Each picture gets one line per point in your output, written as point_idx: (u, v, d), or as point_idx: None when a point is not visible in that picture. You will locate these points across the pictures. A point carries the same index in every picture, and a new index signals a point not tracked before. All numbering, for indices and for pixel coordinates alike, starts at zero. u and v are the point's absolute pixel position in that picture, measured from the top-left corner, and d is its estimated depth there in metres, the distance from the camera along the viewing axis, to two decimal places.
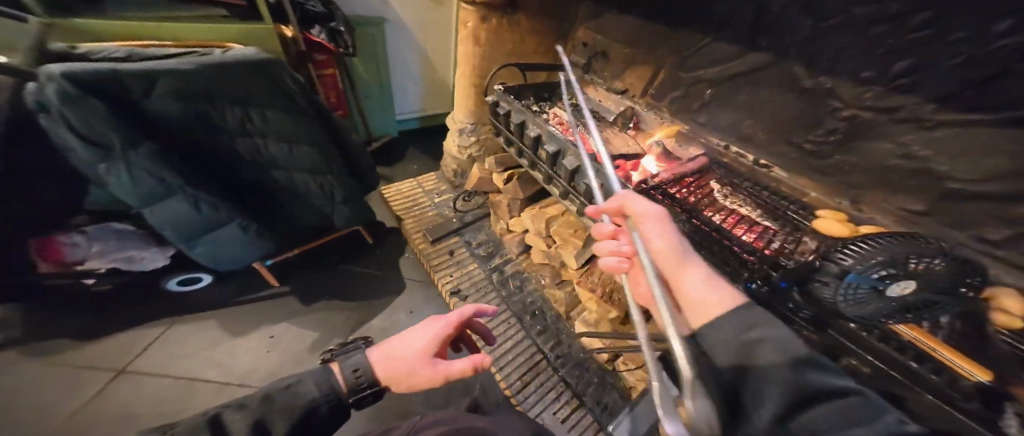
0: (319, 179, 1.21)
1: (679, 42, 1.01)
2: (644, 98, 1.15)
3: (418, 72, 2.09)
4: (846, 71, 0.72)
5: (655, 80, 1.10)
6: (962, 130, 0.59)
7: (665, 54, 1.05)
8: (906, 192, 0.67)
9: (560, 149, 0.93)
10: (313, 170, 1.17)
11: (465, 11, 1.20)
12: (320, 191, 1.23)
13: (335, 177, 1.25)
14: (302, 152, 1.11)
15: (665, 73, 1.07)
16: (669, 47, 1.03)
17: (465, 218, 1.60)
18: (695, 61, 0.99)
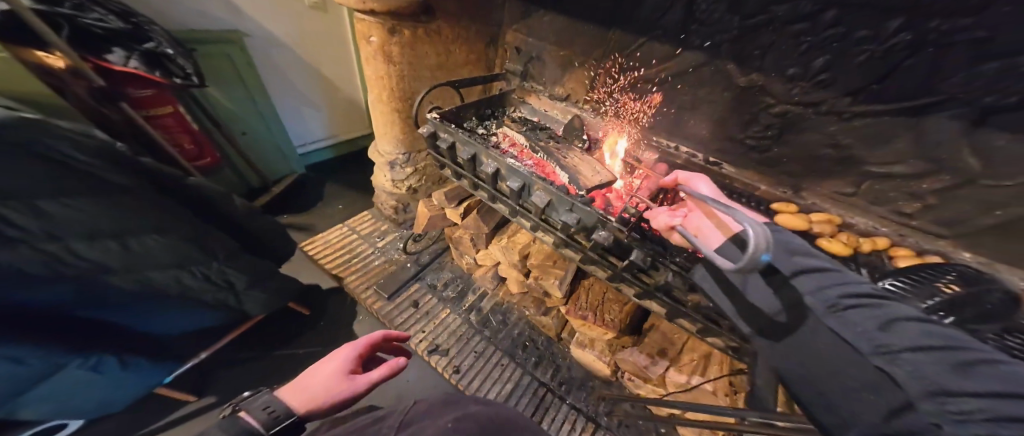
0: (201, 269, 0.83)
1: (613, 42, 0.95)
2: (587, 103, 1.09)
3: (312, 93, 1.74)
4: (773, 69, 0.75)
5: (596, 84, 1.05)
6: (879, 119, 0.67)
7: (602, 55, 0.99)
8: (834, 176, 0.77)
9: (524, 184, 0.80)
10: (184, 262, 0.78)
11: (366, 22, 0.97)
12: (206, 283, 0.86)
13: (226, 262, 0.90)
14: (158, 244, 0.72)
15: (606, 76, 1.02)
16: (604, 48, 0.98)
17: (421, 259, 1.40)
18: (632, 62, 0.96)
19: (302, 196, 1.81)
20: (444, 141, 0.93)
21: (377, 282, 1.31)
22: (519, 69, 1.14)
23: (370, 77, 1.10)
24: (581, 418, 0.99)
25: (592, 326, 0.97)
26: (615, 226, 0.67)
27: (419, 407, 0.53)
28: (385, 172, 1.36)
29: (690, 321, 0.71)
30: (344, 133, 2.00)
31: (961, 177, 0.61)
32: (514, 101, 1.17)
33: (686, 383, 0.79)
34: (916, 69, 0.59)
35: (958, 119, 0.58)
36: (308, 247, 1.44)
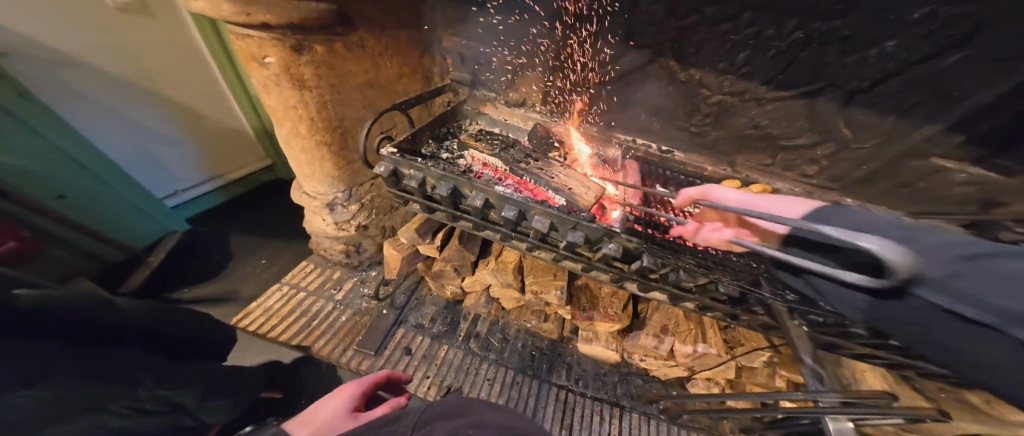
0: (129, 403, 0.58)
1: (561, 42, 0.92)
2: (545, 106, 1.08)
3: (161, 125, 1.26)
4: (707, 64, 0.81)
5: (550, 87, 1.03)
6: (785, 103, 0.80)
7: (552, 58, 0.96)
8: (758, 151, 0.93)
9: (520, 210, 0.77)
10: (82, 414, 0.51)
11: (248, 37, 0.71)
12: (143, 420, 0.60)
13: (161, 384, 0.65)
14: (52, 397, 0.46)
15: (559, 78, 1.00)
16: (555, 48, 0.94)
17: (395, 302, 1.24)
18: (583, 63, 0.94)
19: (197, 261, 1.36)
20: (411, 177, 0.80)
21: (356, 343, 1.12)
22: (468, 78, 1.06)
23: (277, 107, 0.84)
24: (605, 405, 1.08)
25: (599, 323, 1.05)
26: (624, 237, 0.71)
27: (436, 406, 0.50)
28: (323, 214, 1.11)
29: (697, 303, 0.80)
30: (229, 169, 1.53)
31: (839, 143, 0.82)
32: (469, 113, 1.11)
33: (693, 351, 0.96)
34: (807, 61, 0.71)
35: (835, 101, 0.75)
36: (243, 323, 1.13)
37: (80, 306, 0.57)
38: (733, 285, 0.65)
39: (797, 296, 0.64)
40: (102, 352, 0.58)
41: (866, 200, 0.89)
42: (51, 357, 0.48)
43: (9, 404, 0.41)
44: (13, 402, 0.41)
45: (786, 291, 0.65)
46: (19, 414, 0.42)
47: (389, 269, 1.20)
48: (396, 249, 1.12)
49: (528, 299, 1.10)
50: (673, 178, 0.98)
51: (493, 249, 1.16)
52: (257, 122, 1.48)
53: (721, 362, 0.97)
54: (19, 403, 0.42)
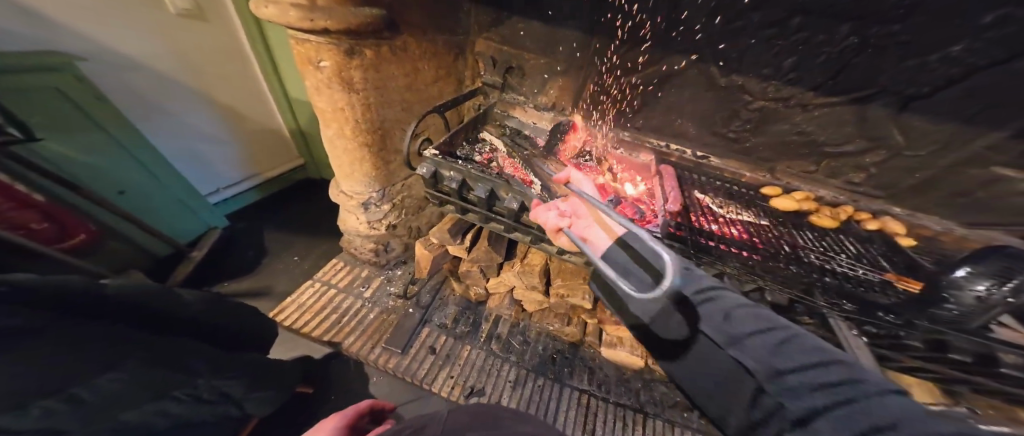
0: (189, 391, 0.61)
1: (598, 47, 0.92)
2: (575, 108, 1.08)
3: (209, 126, 1.33)
4: (750, 70, 0.80)
5: (582, 90, 1.03)
6: (834, 109, 0.77)
7: (586, 62, 0.96)
8: (800, 158, 0.89)
9: None
10: (156, 395, 0.54)
11: (306, 43, 0.75)
12: (198, 408, 0.63)
13: (216, 374, 0.68)
14: (129, 382, 0.49)
15: (592, 82, 1.00)
16: (590, 53, 0.94)
17: (420, 301, 1.26)
18: (619, 68, 0.94)
19: (235, 256, 1.42)
20: (450, 179, 0.82)
21: (382, 341, 1.14)
22: (500, 81, 1.08)
23: (326, 109, 0.88)
24: (629, 412, 1.06)
25: (625, 328, 1.04)
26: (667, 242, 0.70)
27: (458, 415, 0.51)
28: (357, 213, 1.15)
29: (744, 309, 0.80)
30: (266, 169, 1.60)
31: (890, 151, 0.79)
32: (498, 115, 1.12)
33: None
34: (860, 66, 0.69)
35: (890, 107, 0.72)
36: (278, 319, 1.17)
37: (155, 298, 0.60)
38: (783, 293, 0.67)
39: (855, 307, 0.61)
40: (170, 340, 0.61)
41: (914, 210, 0.85)
42: (123, 344, 0.50)
43: (94, 387, 0.44)
44: (96, 384, 0.44)
45: (842, 301, 0.62)
46: (100, 395, 0.45)
47: (419, 268, 1.22)
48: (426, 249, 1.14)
49: (554, 302, 1.09)
50: (709, 184, 0.95)
51: (519, 251, 1.16)
52: (292, 122, 1.55)
53: None
54: (103, 385, 0.45)
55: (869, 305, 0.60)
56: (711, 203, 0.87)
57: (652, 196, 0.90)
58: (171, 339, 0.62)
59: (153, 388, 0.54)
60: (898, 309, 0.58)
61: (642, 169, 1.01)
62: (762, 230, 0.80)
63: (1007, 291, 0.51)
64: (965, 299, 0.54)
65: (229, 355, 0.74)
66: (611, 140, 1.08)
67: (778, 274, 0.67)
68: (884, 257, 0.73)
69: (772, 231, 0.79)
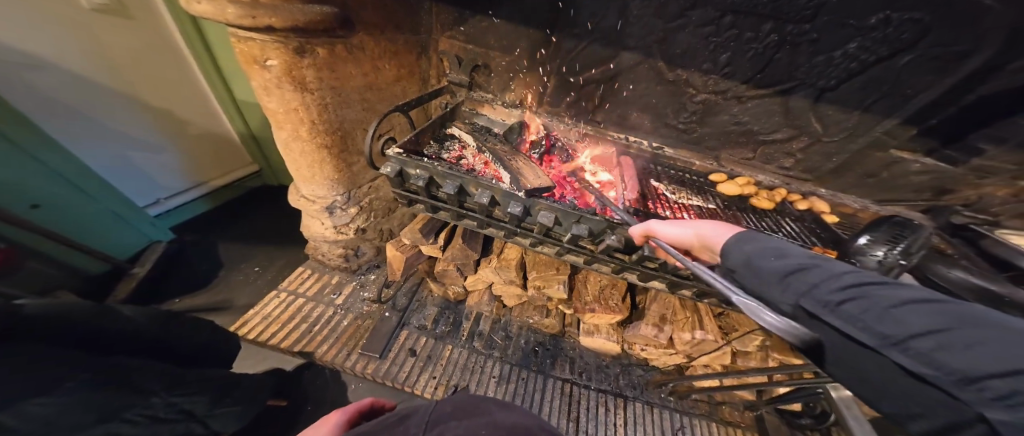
0: (143, 411, 0.58)
1: (558, 44, 0.95)
2: (541, 106, 1.11)
3: (138, 129, 1.20)
4: (693, 65, 0.86)
5: (546, 87, 1.06)
6: (763, 101, 0.86)
7: (549, 58, 0.99)
8: (741, 147, 0.98)
9: (526, 206, 0.80)
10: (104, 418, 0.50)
11: (251, 40, 0.71)
12: (156, 428, 0.59)
13: (172, 392, 0.64)
14: (62, 408, 0.46)
15: (555, 79, 1.03)
16: (550, 50, 0.97)
17: (396, 304, 1.24)
18: (579, 63, 0.97)
19: (185, 272, 1.30)
20: (418, 177, 0.82)
21: (359, 347, 1.11)
22: (465, 80, 1.08)
23: (277, 110, 0.83)
24: (610, 396, 1.13)
25: (599, 315, 1.11)
26: (626, 228, 0.75)
27: (446, 405, 0.45)
28: (321, 218, 1.10)
29: (698, 293, 0.88)
30: (214, 175, 1.48)
31: (811, 137, 0.89)
32: (466, 113, 1.12)
33: (691, 338, 1.04)
34: (781, 61, 0.78)
35: (807, 98, 0.82)
36: (241, 331, 1.09)
37: (85, 317, 0.55)
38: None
39: None
40: (114, 358, 0.57)
41: (834, 191, 0.97)
42: (51, 366, 0.47)
43: (21, 413, 0.41)
44: (23, 410, 0.41)
45: None
46: (32, 421, 0.41)
47: (392, 270, 1.20)
48: (397, 253, 1.13)
49: (530, 294, 1.13)
50: (666, 173, 1.02)
51: (495, 247, 1.18)
52: (241, 126, 1.44)
53: (718, 347, 1.05)
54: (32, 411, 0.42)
55: None
56: (665, 191, 0.94)
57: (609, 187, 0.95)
58: (111, 359, 0.57)
59: (96, 411, 0.50)
60: None
61: (600, 158, 1.07)
62: (712, 214, 0.88)
63: (899, 254, 0.57)
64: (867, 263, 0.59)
65: (185, 370, 0.70)
66: (575, 133, 1.12)
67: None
68: (810, 232, 0.84)
69: (718, 214, 0.88)
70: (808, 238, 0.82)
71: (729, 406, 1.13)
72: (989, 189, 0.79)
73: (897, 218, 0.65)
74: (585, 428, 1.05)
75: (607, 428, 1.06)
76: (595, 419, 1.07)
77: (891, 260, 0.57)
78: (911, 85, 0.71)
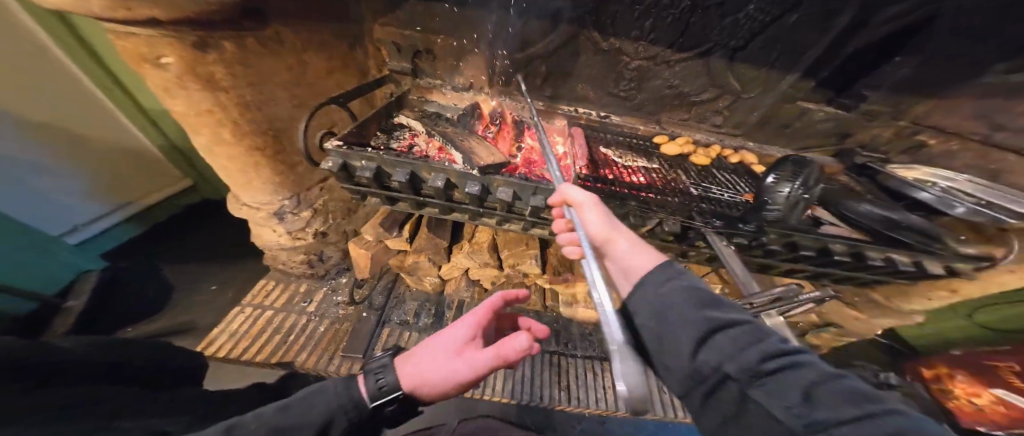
0: None
1: (495, 23, 0.96)
2: (493, 88, 1.13)
3: (38, 156, 1.05)
4: (622, 33, 0.91)
5: (492, 69, 1.08)
6: (687, 63, 0.93)
7: (491, 38, 1.00)
8: (678, 108, 1.05)
9: (484, 185, 0.83)
10: None
11: (136, 38, 0.62)
12: None
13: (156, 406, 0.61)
14: None
15: (500, 59, 1.04)
16: (489, 31, 0.98)
17: (372, 303, 1.22)
18: (519, 41, 0.99)
19: (132, 299, 1.21)
20: (364, 168, 0.81)
21: (341, 349, 1.09)
22: (408, 67, 1.06)
23: (188, 113, 0.76)
24: (596, 361, 1.23)
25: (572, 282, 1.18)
26: None
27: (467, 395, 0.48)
28: (273, 224, 1.05)
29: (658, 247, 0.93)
30: (138, 194, 1.35)
31: (732, 95, 0.98)
32: (414, 102, 1.11)
33: None
34: (696, 25, 0.85)
35: (723, 58, 0.90)
36: (208, 351, 1.02)
37: None
38: (675, 221, 0.74)
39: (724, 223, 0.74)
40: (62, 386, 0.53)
41: (763, 143, 1.07)
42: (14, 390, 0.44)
43: None
44: None
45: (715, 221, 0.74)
46: None
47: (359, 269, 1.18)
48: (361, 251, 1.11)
49: (506, 272, 1.18)
50: (613, 139, 1.09)
51: (465, 233, 1.20)
52: (161, 138, 1.32)
53: None
54: None
55: (732, 221, 0.75)
56: (618, 158, 1.00)
57: (564, 159, 0.98)
58: (90, 384, 0.53)
59: None
60: (749, 219, 0.74)
61: (556, 132, 1.10)
62: (657, 173, 0.96)
63: (799, 188, 0.70)
64: (778, 197, 0.70)
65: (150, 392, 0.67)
66: (530, 112, 1.14)
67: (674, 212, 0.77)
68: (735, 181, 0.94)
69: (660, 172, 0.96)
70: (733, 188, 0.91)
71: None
72: (878, 131, 0.93)
73: (800, 158, 0.74)
74: (578, 394, 1.14)
75: (597, 390, 1.16)
76: (584, 382, 1.17)
77: (795, 191, 0.69)
78: (802, 37, 0.81)
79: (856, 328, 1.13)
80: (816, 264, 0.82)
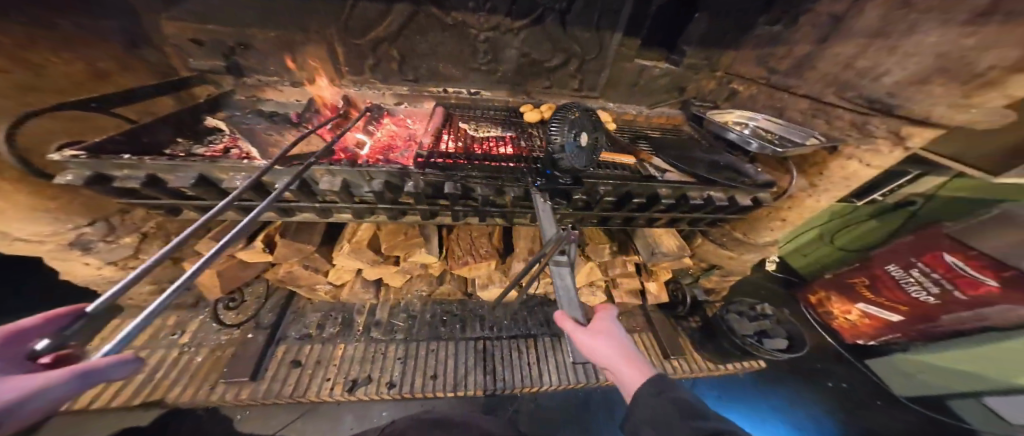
0: None
1: (320, 6, 0.86)
2: (343, 78, 1.04)
3: None
4: (461, 5, 0.88)
5: (336, 57, 0.99)
6: (530, 31, 0.94)
7: (322, 23, 0.90)
8: (540, 77, 1.07)
9: (304, 179, 0.67)
10: None
11: None
12: None
13: None
14: None
15: (340, 44, 0.95)
16: (320, 14, 0.88)
17: (259, 322, 1.14)
18: (358, 24, 0.91)
19: None
20: (129, 178, 0.63)
21: (223, 377, 1.01)
22: (224, 65, 0.95)
23: None
24: (520, 340, 1.28)
25: (477, 265, 1.12)
26: (419, 172, 0.71)
27: None
28: (79, 256, 0.87)
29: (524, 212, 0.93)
30: None
31: (578, 58, 1.01)
32: (242, 102, 1.01)
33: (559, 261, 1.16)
34: None
35: (557, 22, 0.92)
36: None
37: None
38: (519, 187, 0.78)
39: (542, 180, 0.75)
40: None
41: (620, 103, 1.15)
42: None
43: None
44: None
45: (536, 180, 0.75)
46: None
47: (210, 290, 1.06)
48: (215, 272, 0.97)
49: (403, 268, 1.09)
50: (472, 113, 1.07)
51: (346, 233, 1.07)
52: None
53: (582, 264, 1.22)
54: None
55: (548, 178, 0.76)
56: (473, 130, 0.97)
57: (418, 140, 0.91)
58: None
59: None
60: (563, 172, 0.76)
61: (419, 118, 1.06)
62: (517, 140, 0.97)
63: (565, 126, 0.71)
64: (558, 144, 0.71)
65: None
66: (393, 98, 1.09)
67: (511, 174, 0.76)
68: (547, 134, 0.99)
69: (506, 138, 0.96)
70: (534, 139, 0.96)
71: (624, 316, 1.43)
72: (703, 81, 1.11)
73: (594, 111, 0.77)
74: (502, 371, 1.17)
75: (522, 368, 1.20)
76: (507, 359, 1.22)
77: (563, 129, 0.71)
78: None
79: (736, 268, 1.26)
80: (661, 210, 0.90)
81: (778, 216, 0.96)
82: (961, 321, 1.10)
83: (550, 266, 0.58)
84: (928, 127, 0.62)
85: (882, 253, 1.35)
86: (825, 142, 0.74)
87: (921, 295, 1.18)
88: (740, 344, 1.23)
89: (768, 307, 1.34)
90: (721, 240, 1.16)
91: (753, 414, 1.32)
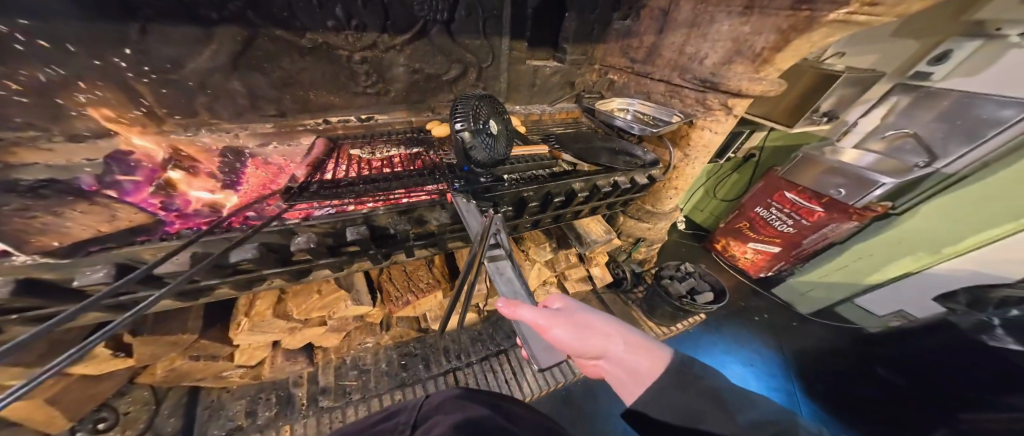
0: None
1: (94, 40, 0.65)
2: (165, 122, 0.81)
3: None
4: (315, 24, 0.82)
5: (146, 101, 0.76)
6: (415, 45, 0.95)
7: (108, 61, 0.68)
8: (435, 90, 1.09)
9: (127, 262, 0.53)
10: None
11: None
12: None
13: None
14: None
15: (147, 87, 0.74)
16: (111, 54, 0.68)
17: (159, 433, 0.87)
18: (162, 59, 0.73)
19: None
20: None
21: None
22: None
23: None
24: (492, 359, 1.24)
25: (420, 302, 1.04)
26: (312, 222, 0.63)
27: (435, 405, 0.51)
28: None
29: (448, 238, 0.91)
30: None
31: (475, 67, 1.10)
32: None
33: None
34: (395, 3, 0.86)
35: (442, 33, 0.97)
36: None
37: None
38: (442, 211, 0.77)
39: (461, 182, 0.76)
40: None
41: (528, 102, 1.30)
42: None
43: None
44: None
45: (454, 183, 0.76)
46: None
47: (37, 427, 0.73)
48: (48, 398, 0.71)
49: (331, 325, 1.00)
50: (363, 140, 0.99)
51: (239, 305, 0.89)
52: None
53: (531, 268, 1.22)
54: None
55: (468, 178, 0.76)
56: (368, 156, 0.90)
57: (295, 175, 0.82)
58: None
59: None
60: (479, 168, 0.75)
61: (303, 153, 0.93)
62: (419, 157, 0.93)
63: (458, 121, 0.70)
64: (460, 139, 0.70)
65: None
66: (253, 138, 0.92)
67: (429, 203, 0.74)
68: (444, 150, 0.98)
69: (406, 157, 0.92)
70: (432, 152, 0.96)
71: None
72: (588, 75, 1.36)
73: (494, 100, 0.81)
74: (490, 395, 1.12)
75: (501, 388, 1.16)
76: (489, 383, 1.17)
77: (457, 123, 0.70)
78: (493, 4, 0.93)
79: (656, 236, 1.47)
80: (581, 202, 0.99)
81: (671, 185, 1.22)
82: (814, 242, 1.48)
83: (487, 263, 0.56)
84: (740, 98, 0.96)
85: (748, 199, 1.69)
86: (683, 120, 1.03)
87: (784, 228, 1.55)
88: (678, 305, 1.34)
89: (690, 265, 1.52)
90: (637, 215, 1.37)
91: (711, 362, 1.49)
